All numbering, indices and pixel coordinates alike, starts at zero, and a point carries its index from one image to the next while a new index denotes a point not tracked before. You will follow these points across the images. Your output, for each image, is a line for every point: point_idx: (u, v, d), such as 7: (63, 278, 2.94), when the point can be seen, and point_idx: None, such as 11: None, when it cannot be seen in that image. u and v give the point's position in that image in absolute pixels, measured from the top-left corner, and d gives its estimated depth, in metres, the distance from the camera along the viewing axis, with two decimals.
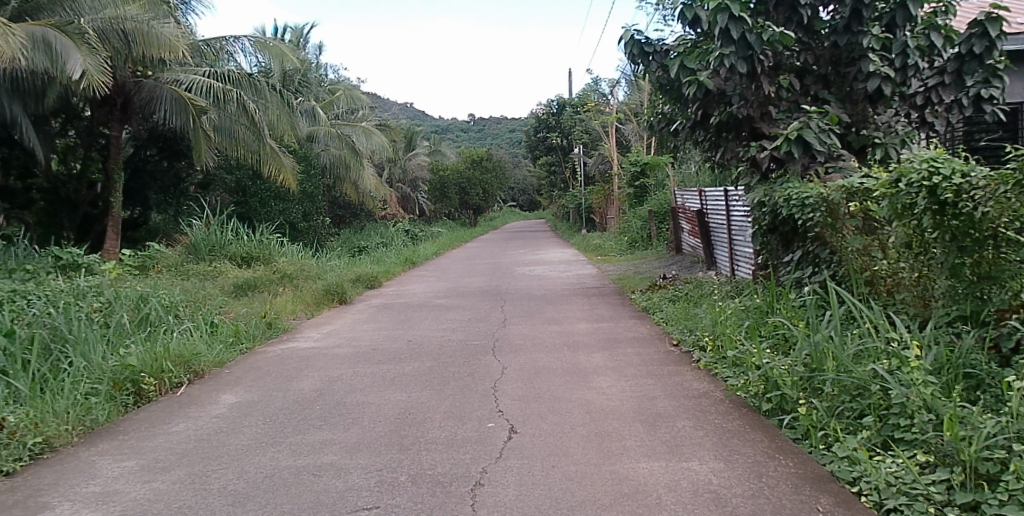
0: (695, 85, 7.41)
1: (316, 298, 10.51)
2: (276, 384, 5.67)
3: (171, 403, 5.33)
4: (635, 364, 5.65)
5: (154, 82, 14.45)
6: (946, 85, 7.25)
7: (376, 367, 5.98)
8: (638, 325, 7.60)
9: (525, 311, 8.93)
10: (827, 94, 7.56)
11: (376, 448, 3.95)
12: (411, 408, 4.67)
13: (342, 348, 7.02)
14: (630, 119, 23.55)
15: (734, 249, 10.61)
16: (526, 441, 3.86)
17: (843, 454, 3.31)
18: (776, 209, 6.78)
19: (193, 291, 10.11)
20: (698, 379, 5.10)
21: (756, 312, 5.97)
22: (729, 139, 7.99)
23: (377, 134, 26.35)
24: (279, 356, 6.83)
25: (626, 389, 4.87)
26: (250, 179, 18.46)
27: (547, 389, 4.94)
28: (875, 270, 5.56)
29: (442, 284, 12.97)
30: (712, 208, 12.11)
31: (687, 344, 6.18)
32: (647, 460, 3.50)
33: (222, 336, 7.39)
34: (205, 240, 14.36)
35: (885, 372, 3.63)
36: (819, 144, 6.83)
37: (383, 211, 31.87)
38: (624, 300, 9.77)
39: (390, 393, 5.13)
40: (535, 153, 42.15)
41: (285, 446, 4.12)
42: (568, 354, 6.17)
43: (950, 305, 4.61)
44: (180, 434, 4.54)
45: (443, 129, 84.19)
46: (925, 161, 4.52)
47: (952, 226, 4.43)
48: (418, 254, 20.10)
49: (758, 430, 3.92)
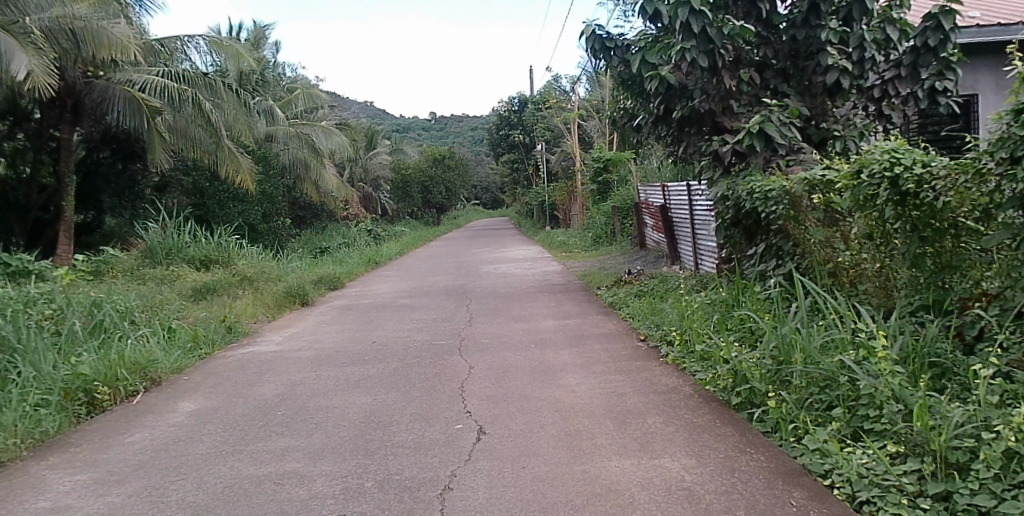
0: (657, 80, 7.40)
1: (277, 300, 10.28)
2: (236, 390, 5.44)
3: (126, 412, 5.05)
4: (603, 360, 5.61)
5: (106, 83, 14.09)
6: (902, 77, 7.39)
7: (341, 370, 5.83)
8: (605, 321, 7.57)
9: (491, 309, 8.84)
10: (787, 88, 7.67)
11: (341, 453, 3.81)
12: (376, 412, 4.54)
13: (304, 351, 6.81)
14: (592, 116, 23.64)
15: (697, 244, 10.67)
16: (496, 442, 3.77)
17: (814, 447, 3.32)
18: (740, 203, 6.82)
19: (150, 296, 9.79)
20: (665, 374, 5.07)
21: (722, 306, 5.97)
22: (691, 134, 8.01)
23: (337, 134, 25.97)
24: (240, 361, 6.57)
25: (595, 386, 4.82)
26: (208, 180, 18.01)
27: (515, 388, 4.86)
28: (836, 261, 5.63)
29: (407, 284, 12.79)
30: (674, 203, 12.17)
31: (655, 339, 6.16)
32: (618, 459, 3.45)
33: (179, 342, 7.08)
34: (160, 243, 13.92)
35: (852, 362, 3.66)
36: (781, 137, 6.89)
37: (345, 211, 31.48)
38: (590, 296, 9.74)
39: (354, 396, 4.98)
40: (498, 151, 42.14)
41: (245, 454, 3.94)
42: (535, 352, 6.10)
43: (912, 294, 4.69)
44: (135, 445, 4.30)
45: (405, 128, 83.64)
46: (887, 151, 4.59)
47: (913, 217, 4.53)
48: (381, 254, 19.85)
49: (727, 424, 3.90)
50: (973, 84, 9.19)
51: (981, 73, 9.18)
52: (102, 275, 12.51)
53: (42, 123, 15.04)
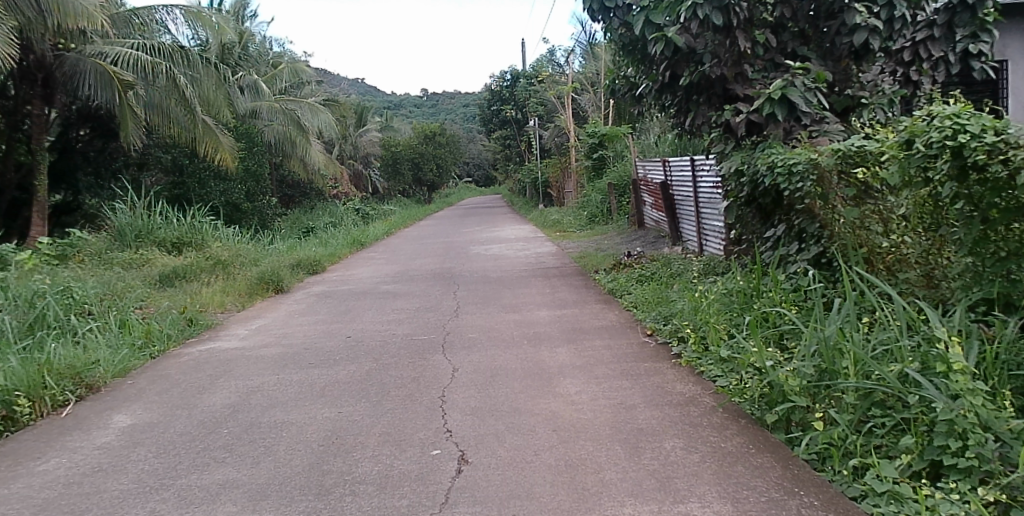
0: (663, 42, 6.69)
1: (249, 287, 9.49)
2: (181, 400, 4.67)
3: (49, 430, 4.24)
4: (606, 362, 4.88)
5: (76, 56, 13.26)
6: (935, 38, 6.66)
7: (306, 374, 5.08)
8: (605, 311, 6.84)
9: (480, 297, 8.09)
10: (807, 51, 6.99)
11: (288, 492, 3.06)
12: (337, 431, 3.81)
13: (270, 349, 6.05)
14: (586, 90, 22.79)
15: (702, 223, 9.95)
16: (480, 478, 3.05)
17: (883, 488, 2.65)
18: (757, 179, 6.09)
19: (112, 283, 9.00)
20: (680, 379, 4.36)
21: (740, 298, 5.29)
22: (699, 104, 7.28)
23: (323, 110, 24.85)
24: (196, 361, 5.80)
25: (599, 395, 4.11)
26: (188, 157, 16.99)
27: (504, 399, 4.14)
28: (874, 246, 4.96)
29: (392, 267, 12.02)
30: (676, 179, 11.40)
31: (664, 335, 5.44)
32: (633, 504, 2.73)
33: (129, 337, 6.24)
34: (130, 225, 13.09)
35: (922, 376, 2.98)
36: (805, 104, 6.14)
37: (333, 190, 30.56)
38: (588, 281, 9.01)
39: (316, 409, 4.24)
40: (490, 127, 41.36)
41: (172, 491, 3.18)
42: (528, 350, 5.37)
43: (971, 287, 4.06)
44: (47, 477, 3.50)
45: (395, 105, 82.43)
46: (948, 117, 3.89)
47: (977, 194, 3.86)
48: (368, 234, 19.07)
49: (764, 450, 3.20)
50: (1002, 50, 8.43)
51: (1011, 37, 8.44)
52: (69, 259, 11.67)
53: (16, 100, 14.36)
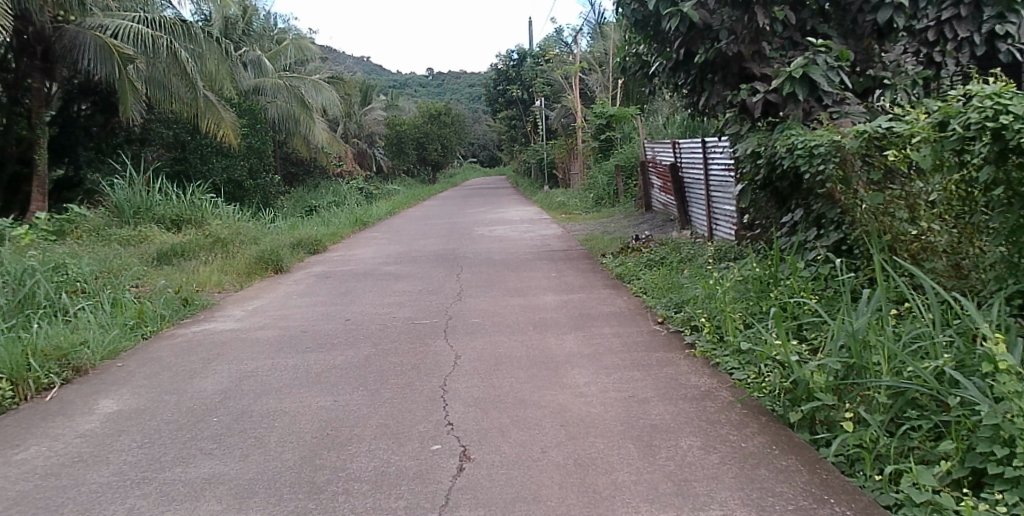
0: (679, 17, 6.42)
1: (248, 266, 9.27)
2: (171, 385, 4.47)
3: (31, 414, 4.04)
4: (616, 351, 4.67)
5: (77, 28, 12.93)
6: (962, 18, 6.18)
7: (303, 359, 4.87)
8: (613, 296, 6.61)
9: (484, 280, 7.87)
10: (828, 29, 6.67)
11: (278, 490, 2.86)
12: (333, 421, 3.61)
13: (266, 332, 5.84)
14: (594, 70, 22.40)
15: (712, 207, 9.69)
16: (483, 478, 2.85)
17: (922, 499, 2.44)
18: (775, 161, 5.83)
19: (108, 260, 8.79)
20: (695, 371, 4.14)
21: (757, 287, 5.07)
22: (714, 82, 6.99)
23: (327, 88, 24.50)
24: (189, 343, 5.60)
25: (609, 387, 3.90)
26: (190, 133, 16.75)
27: (509, 389, 3.93)
28: (899, 233, 4.68)
29: (394, 248, 11.80)
30: (686, 161, 11.13)
31: (676, 323, 5.21)
32: (648, 510, 2.52)
33: (121, 317, 6.02)
34: (128, 202, 12.85)
35: (962, 376, 2.77)
36: (827, 84, 5.86)
37: (337, 169, 30.26)
38: (594, 264, 8.77)
39: (311, 397, 4.03)
40: (495, 107, 40.92)
41: (154, 486, 2.98)
42: (534, 337, 5.15)
43: (1005, 279, 3.83)
44: (22, 467, 3.29)
45: (400, 83, 81.74)
46: (988, 96, 3.64)
47: (1017, 180, 3.62)
48: (370, 214, 18.82)
49: (788, 452, 3.00)
50: None
51: None
52: (66, 235, 11.44)
53: (16, 72, 14.09)
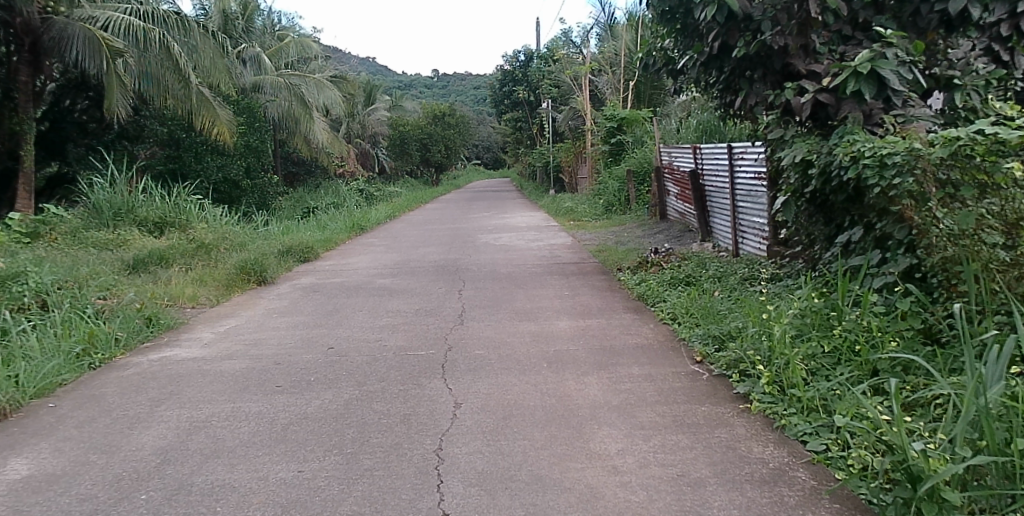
0: (716, 6, 5.60)
1: (229, 276, 8.44)
2: (105, 438, 3.63)
3: None
4: (651, 402, 3.81)
5: (64, 19, 11.94)
6: None
7: (269, 404, 4.02)
8: (638, 323, 5.75)
9: (489, 299, 7.03)
10: (885, 21, 5.68)
11: None
12: (294, 507, 2.76)
13: (234, 363, 4.98)
14: (604, 70, 21.54)
15: (738, 219, 8.84)
16: None
17: None
18: (831, 171, 4.94)
19: (75, 267, 7.96)
20: (755, 437, 3.29)
21: (816, 323, 4.20)
22: (753, 81, 6.15)
23: (329, 87, 23.29)
24: (140, 377, 4.72)
25: (648, 460, 3.05)
26: (184, 130, 15.68)
27: (521, 460, 3.08)
28: (990, 261, 3.69)
29: (391, 257, 10.94)
30: (708, 168, 10.28)
31: (720, 365, 4.33)
32: None
33: (67, 342, 5.16)
34: (109, 202, 12.05)
35: None
36: (898, 81, 4.98)
37: (338, 168, 29.44)
38: (610, 281, 7.95)
39: (271, 464, 3.18)
40: (500, 107, 40.16)
41: None
42: (549, 378, 4.30)
43: None
44: None
45: (405, 83, 81.08)
46: None
47: None
48: (368, 218, 17.95)
49: None
50: None
51: None
52: (41, 237, 10.58)
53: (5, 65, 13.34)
